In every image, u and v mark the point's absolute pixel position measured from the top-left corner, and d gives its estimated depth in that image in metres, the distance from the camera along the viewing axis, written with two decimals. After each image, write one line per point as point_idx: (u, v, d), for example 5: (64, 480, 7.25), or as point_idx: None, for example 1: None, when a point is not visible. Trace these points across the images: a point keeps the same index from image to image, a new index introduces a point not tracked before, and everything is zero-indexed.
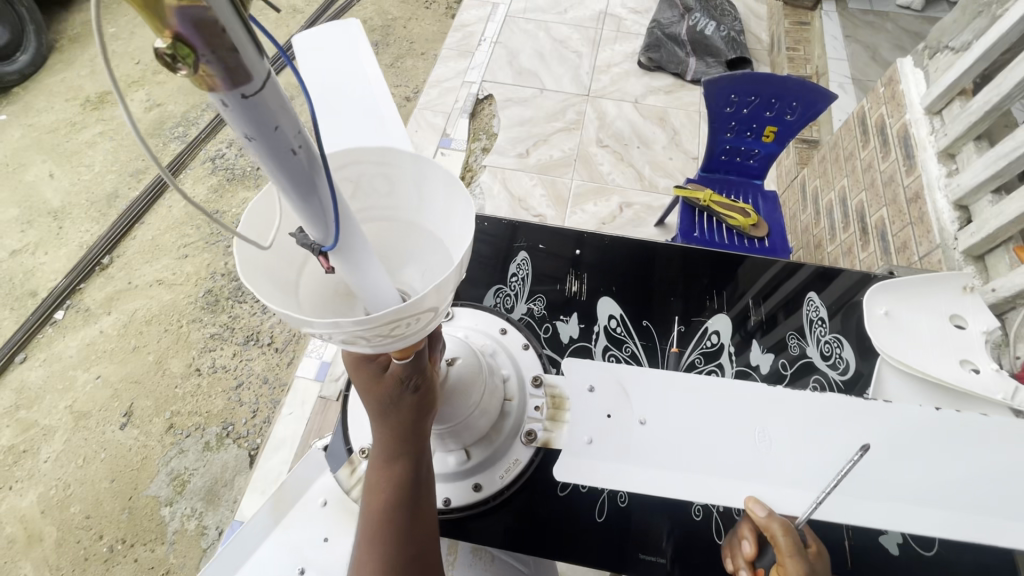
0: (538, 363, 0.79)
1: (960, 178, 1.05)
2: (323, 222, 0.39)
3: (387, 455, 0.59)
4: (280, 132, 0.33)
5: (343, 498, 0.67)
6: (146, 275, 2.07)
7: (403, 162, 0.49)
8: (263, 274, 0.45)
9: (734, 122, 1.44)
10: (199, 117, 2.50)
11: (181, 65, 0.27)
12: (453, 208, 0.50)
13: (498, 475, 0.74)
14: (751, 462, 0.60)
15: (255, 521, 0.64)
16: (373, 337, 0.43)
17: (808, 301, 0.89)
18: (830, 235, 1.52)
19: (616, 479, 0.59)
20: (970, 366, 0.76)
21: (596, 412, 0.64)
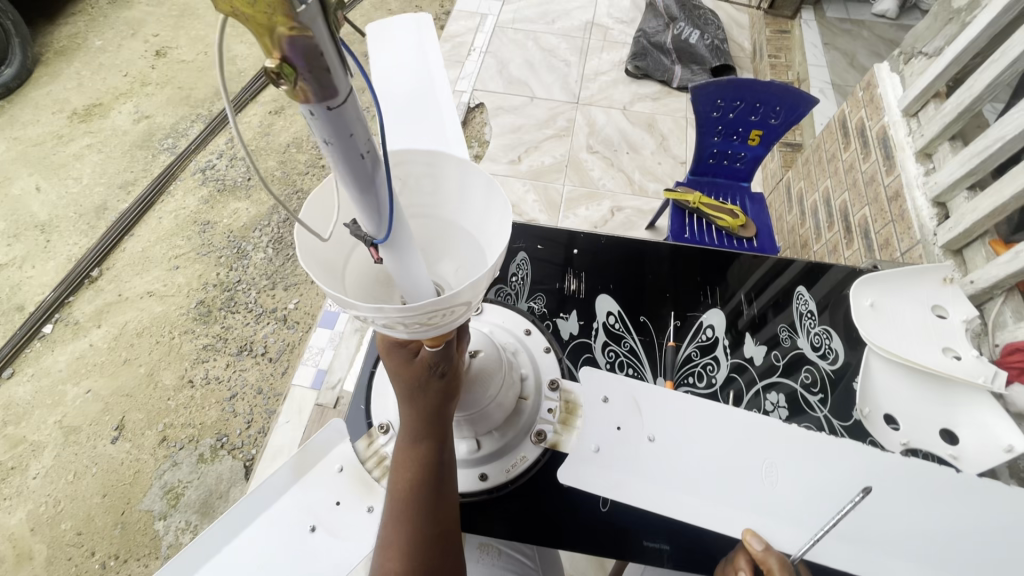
0: (557, 367, 0.79)
1: (937, 176, 1.10)
2: (376, 216, 0.42)
3: (412, 437, 0.61)
4: (354, 140, 0.36)
5: (359, 468, 0.72)
6: (137, 287, 2.06)
7: (448, 167, 0.52)
8: (318, 256, 0.48)
9: (721, 126, 1.49)
10: (190, 128, 2.50)
11: (283, 79, 0.30)
12: (491, 215, 0.53)
13: (507, 468, 0.73)
14: (750, 483, 0.63)
15: (277, 477, 0.67)
16: (409, 323, 0.45)
17: (797, 296, 0.92)
18: (816, 235, 1.57)
19: (616, 489, 0.61)
20: (951, 353, 0.80)
21: (608, 423, 0.66)
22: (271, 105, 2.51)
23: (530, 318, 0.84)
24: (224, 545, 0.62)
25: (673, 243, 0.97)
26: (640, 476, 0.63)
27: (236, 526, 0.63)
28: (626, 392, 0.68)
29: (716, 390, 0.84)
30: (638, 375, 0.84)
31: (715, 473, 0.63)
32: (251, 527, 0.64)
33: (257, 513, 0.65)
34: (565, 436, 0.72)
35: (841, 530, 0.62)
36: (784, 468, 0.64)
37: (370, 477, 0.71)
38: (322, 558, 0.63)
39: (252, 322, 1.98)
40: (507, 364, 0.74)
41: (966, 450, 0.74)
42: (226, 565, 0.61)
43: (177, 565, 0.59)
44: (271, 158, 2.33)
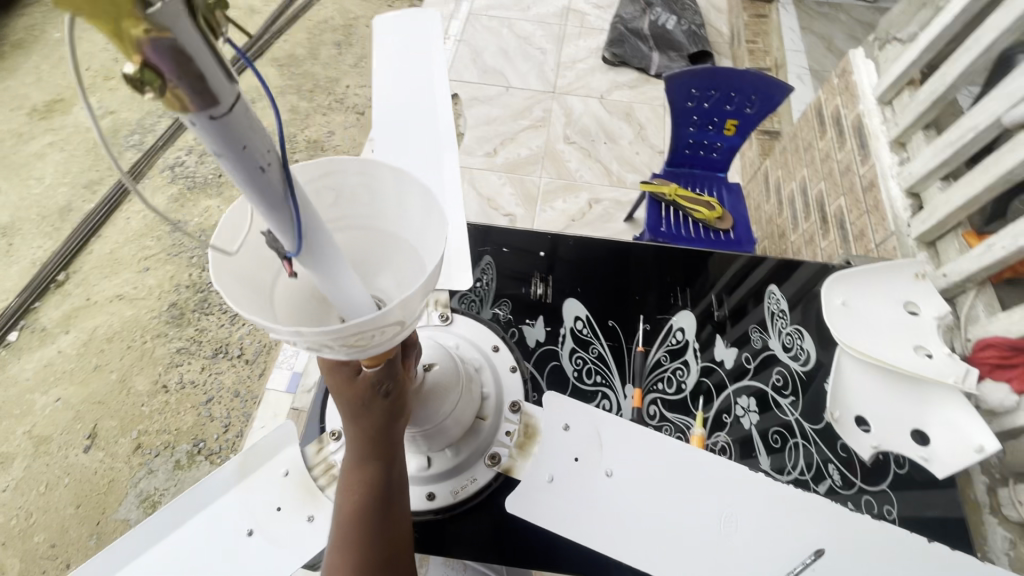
0: (521, 387, 0.75)
1: (912, 166, 1.08)
2: (290, 232, 0.37)
3: (358, 456, 0.56)
4: (249, 151, 0.31)
5: (304, 474, 0.63)
6: (105, 291, 1.99)
7: (384, 177, 0.47)
8: (236, 274, 0.43)
9: (696, 116, 1.46)
10: (157, 124, 2.41)
11: (149, 88, 0.26)
12: (429, 228, 0.48)
13: (457, 488, 0.69)
14: (706, 534, 0.58)
15: (213, 477, 0.59)
16: (331, 345, 0.40)
17: (769, 294, 0.89)
18: (793, 226, 1.55)
19: (565, 522, 0.59)
20: (923, 351, 0.78)
21: (564, 453, 0.63)
22: None
23: (500, 332, 0.80)
24: (142, 550, 0.55)
25: (651, 243, 0.93)
26: (589, 513, 0.59)
27: (166, 528, 0.56)
28: (589, 421, 0.64)
29: (686, 396, 0.81)
30: (606, 383, 0.81)
31: (673, 516, 0.59)
32: (175, 531, 0.56)
33: (184, 517, 0.57)
34: (520, 462, 0.67)
35: None
36: (747, 516, 0.59)
37: (314, 485, 0.63)
38: (250, 570, 0.56)
39: (226, 324, 1.92)
40: (466, 379, 0.70)
41: (936, 451, 0.73)
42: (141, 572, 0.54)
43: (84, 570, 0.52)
44: None
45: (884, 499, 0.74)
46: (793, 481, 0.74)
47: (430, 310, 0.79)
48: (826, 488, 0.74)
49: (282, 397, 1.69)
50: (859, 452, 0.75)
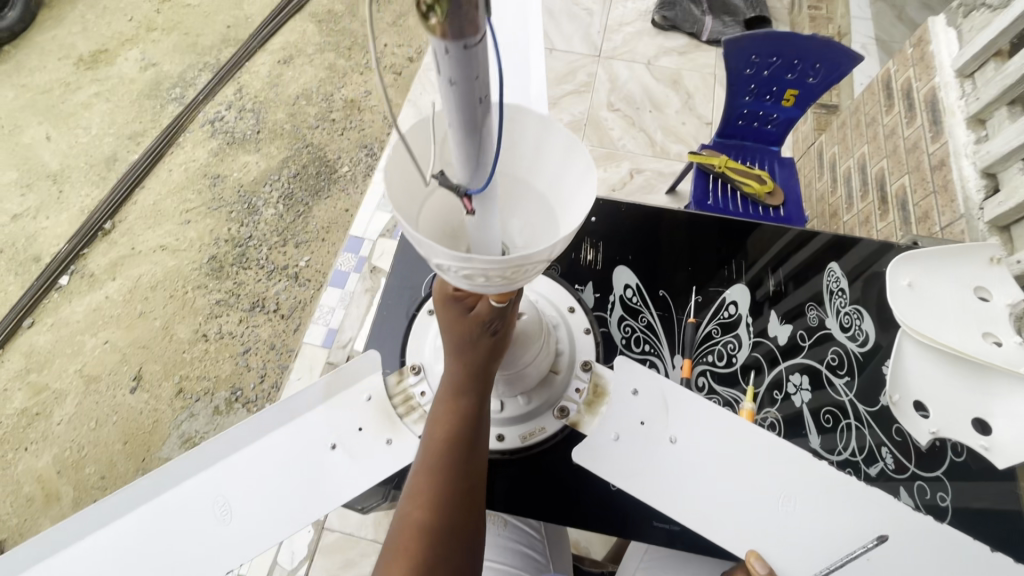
0: (593, 349, 0.71)
1: (990, 145, 1.02)
2: (478, 164, 0.35)
3: (456, 387, 0.57)
4: (479, 83, 0.31)
5: (385, 401, 0.67)
6: (149, 241, 2.05)
7: (530, 121, 0.42)
8: (399, 193, 0.39)
9: (754, 84, 1.39)
10: (197, 77, 2.42)
11: (432, 13, 0.26)
12: (570, 179, 0.42)
13: (528, 434, 0.68)
14: (762, 509, 0.59)
15: (307, 389, 0.66)
16: (488, 277, 0.36)
17: (828, 271, 0.86)
18: (847, 204, 1.48)
19: (630, 479, 0.60)
20: (992, 338, 0.75)
21: (632, 415, 0.64)
22: (278, 54, 2.47)
23: (575, 295, 0.77)
24: (242, 446, 0.63)
25: (691, 210, 0.91)
26: (652, 473, 0.60)
27: (263, 430, 0.64)
28: (658, 389, 0.64)
29: (736, 369, 0.79)
30: (655, 353, 0.79)
31: (732, 489, 0.60)
32: (272, 433, 0.64)
33: (280, 423, 0.65)
34: (587, 417, 0.65)
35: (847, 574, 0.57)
36: (803, 498, 0.59)
37: (394, 413, 0.67)
38: (334, 478, 0.62)
39: (263, 279, 1.96)
40: (546, 329, 0.67)
41: (999, 441, 0.71)
42: (240, 465, 0.62)
43: (197, 454, 0.61)
44: (280, 111, 2.31)
45: (938, 486, 0.72)
46: (844, 461, 0.73)
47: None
48: (876, 471, 0.73)
49: (318, 351, 1.73)
50: (915, 436, 0.74)
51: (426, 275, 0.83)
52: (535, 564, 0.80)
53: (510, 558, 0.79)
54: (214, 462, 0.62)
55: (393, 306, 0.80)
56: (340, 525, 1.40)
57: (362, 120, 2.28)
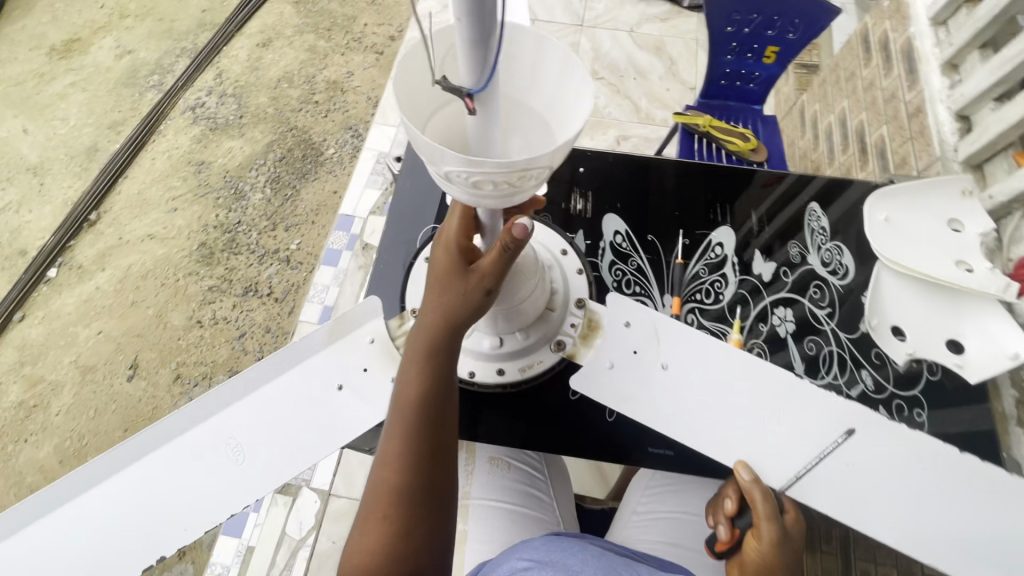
0: (586, 287, 0.74)
1: (963, 88, 1.04)
2: (487, 60, 0.34)
3: (428, 348, 0.60)
4: None
5: (388, 341, 0.69)
6: (137, 230, 2.04)
7: (529, 39, 0.41)
8: (405, 100, 0.39)
9: (735, 42, 1.40)
10: (175, 63, 2.38)
11: None
12: (566, 96, 0.41)
13: (526, 367, 0.71)
14: (749, 424, 0.64)
15: (311, 335, 0.68)
16: (495, 184, 0.37)
17: (810, 211, 0.89)
18: (829, 159, 1.52)
19: (625, 401, 0.64)
20: (964, 266, 0.78)
21: (624, 345, 0.67)
22: (257, 37, 2.43)
23: (567, 238, 0.79)
24: (250, 392, 0.65)
25: (678, 159, 0.93)
26: (645, 396, 0.64)
27: (272, 374, 0.66)
28: (649, 320, 0.68)
29: (723, 305, 0.82)
30: (645, 293, 0.82)
31: (718, 407, 0.64)
32: (277, 379, 0.66)
33: (285, 368, 0.67)
34: (583, 349, 0.68)
35: (825, 477, 0.62)
36: (787, 412, 0.64)
37: (397, 352, 0.69)
38: (341, 417, 0.65)
39: (255, 263, 1.96)
40: (540, 268, 0.69)
41: (971, 359, 0.75)
42: (251, 409, 0.65)
43: (208, 400, 0.64)
44: (262, 94, 2.29)
45: (915, 404, 0.76)
46: (827, 384, 0.77)
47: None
48: (857, 392, 0.77)
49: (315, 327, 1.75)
50: (893, 358, 0.78)
51: (420, 229, 0.85)
52: (538, 501, 0.83)
53: (512, 496, 0.81)
54: (224, 408, 0.64)
55: (390, 259, 0.82)
56: (347, 492, 1.43)
57: (346, 100, 2.26)
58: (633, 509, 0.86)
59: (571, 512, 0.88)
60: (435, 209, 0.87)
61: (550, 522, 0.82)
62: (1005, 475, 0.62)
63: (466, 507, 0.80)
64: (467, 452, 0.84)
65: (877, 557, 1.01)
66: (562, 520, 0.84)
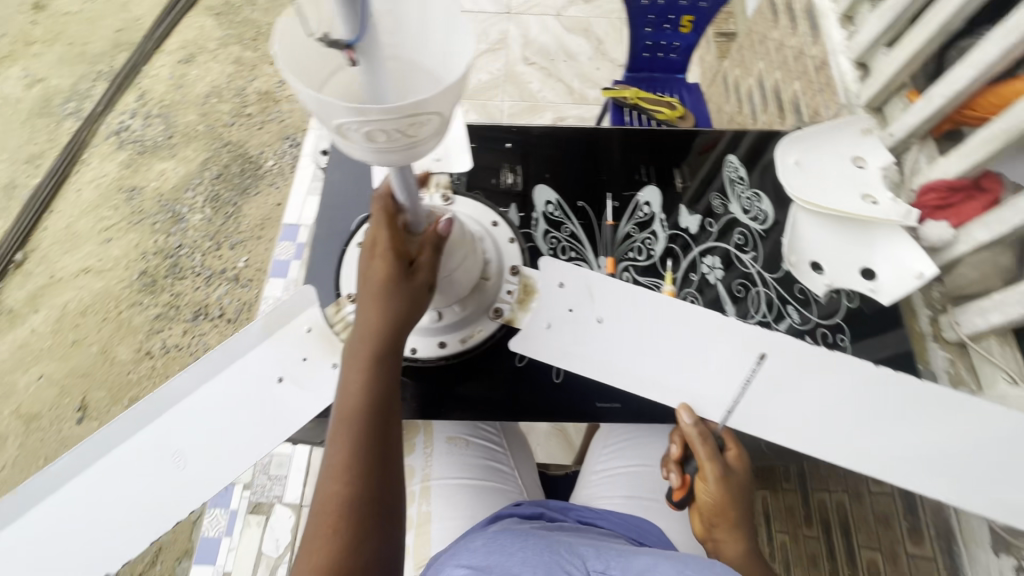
0: (519, 255, 0.76)
1: (859, 36, 1.11)
2: (357, 3, 0.34)
3: (371, 355, 0.58)
4: None
5: (326, 329, 0.69)
6: (70, 266, 1.94)
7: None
8: (293, 62, 0.38)
9: (652, 15, 1.45)
10: (92, 87, 2.27)
11: None
12: (456, 49, 0.40)
13: (465, 337, 0.73)
14: (682, 364, 0.67)
15: (245, 332, 0.67)
16: (387, 133, 0.36)
17: (728, 163, 0.93)
18: (753, 119, 1.58)
19: (564, 357, 0.66)
20: (871, 199, 0.83)
21: (559, 305, 0.69)
22: (179, 53, 2.34)
23: (497, 210, 0.80)
24: (184, 395, 0.64)
25: (623, 128, 0.95)
26: (582, 350, 0.66)
27: (208, 374, 0.65)
28: (582, 280, 0.70)
29: (655, 261, 0.86)
30: (580, 257, 0.85)
31: (652, 353, 0.67)
32: (213, 379, 0.65)
33: (220, 368, 0.65)
34: (520, 313, 0.70)
35: (759, 408, 0.66)
36: (718, 349, 0.67)
37: (335, 337, 0.69)
38: (283, 409, 0.64)
39: (202, 286, 1.88)
40: (470, 240, 0.70)
41: (883, 283, 0.80)
42: (188, 412, 0.63)
43: (141, 409, 0.62)
44: (190, 112, 2.20)
45: (838, 330, 0.81)
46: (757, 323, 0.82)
47: (430, 193, 0.79)
48: (785, 326, 0.82)
49: None
50: (815, 291, 0.83)
51: (353, 217, 0.84)
52: (500, 473, 0.84)
53: (472, 473, 0.82)
54: (160, 415, 0.63)
55: (325, 251, 0.81)
56: None
57: (280, 110, 2.20)
58: (591, 469, 0.89)
59: (535, 480, 0.89)
60: (366, 197, 0.86)
61: (513, 492, 0.83)
62: (918, 382, 0.67)
63: (428, 490, 0.80)
64: (424, 434, 0.86)
65: (829, 484, 1.05)
66: (525, 489, 0.85)
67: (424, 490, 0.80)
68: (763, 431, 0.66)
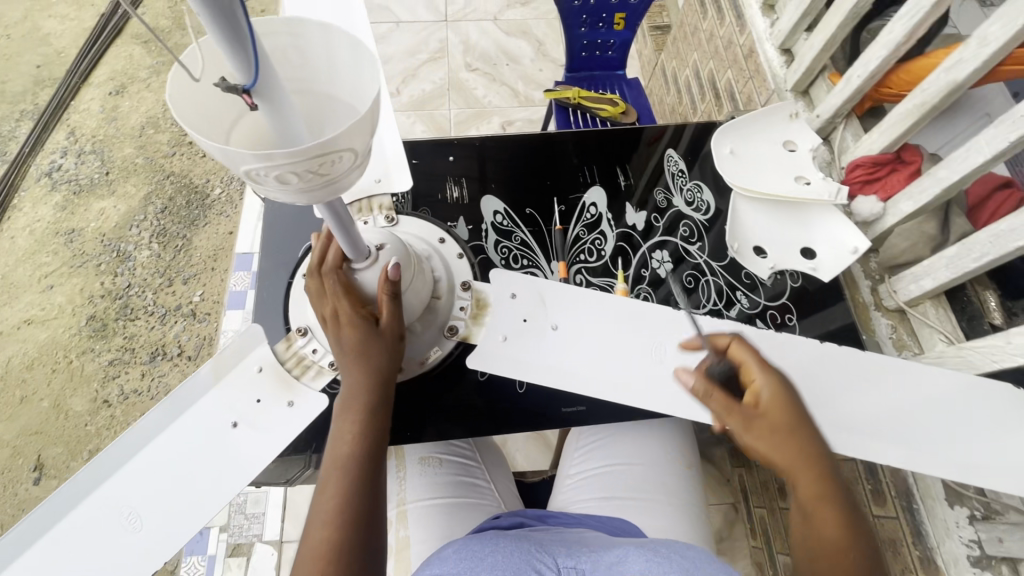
0: (469, 270, 0.76)
1: (780, 24, 1.15)
2: (248, 49, 0.33)
3: (363, 404, 0.58)
4: None
5: (277, 367, 0.68)
6: (10, 318, 1.83)
7: (311, 28, 0.39)
8: (191, 113, 0.37)
9: (585, 15, 1.47)
10: (16, 128, 2.15)
11: None
12: (365, 84, 0.40)
13: (423, 358, 0.72)
14: (640, 362, 0.68)
15: (191, 381, 0.65)
16: (298, 174, 0.35)
17: (668, 157, 0.95)
18: (693, 109, 1.63)
19: (522, 368, 0.66)
20: (803, 181, 0.87)
21: (513, 316, 0.69)
22: (108, 85, 2.24)
23: (444, 227, 0.81)
24: (133, 454, 0.61)
25: (575, 130, 0.96)
26: (540, 359, 0.67)
27: (155, 429, 0.62)
28: (533, 288, 0.71)
29: (606, 260, 0.88)
30: (533, 264, 0.86)
31: (608, 354, 0.68)
32: (161, 434, 0.62)
33: (168, 421, 0.63)
34: (475, 329, 0.70)
35: None
36: (672, 344, 0.69)
37: (289, 376, 0.67)
38: (239, 455, 0.62)
39: (157, 325, 1.81)
40: (416, 261, 0.70)
41: (823, 261, 0.83)
42: (139, 470, 0.60)
43: (85, 474, 0.59)
44: (126, 145, 2.11)
45: (786, 311, 0.84)
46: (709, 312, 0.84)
47: (373, 214, 0.77)
48: (736, 312, 0.84)
49: None
50: (760, 275, 0.86)
51: (299, 246, 0.82)
52: (475, 488, 0.84)
53: (446, 491, 0.82)
54: (109, 478, 0.60)
55: (272, 284, 0.79)
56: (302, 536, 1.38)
57: None
58: (566, 474, 0.90)
59: (512, 489, 0.90)
60: (310, 225, 0.85)
61: (491, 505, 0.83)
62: (846, 351, 0.72)
63: (405, 514, 0.80)
64: (396, 458, 0.85)
65: None
66: (503, 500, 0.86)
67: (400, 515, 0.80)
68: None
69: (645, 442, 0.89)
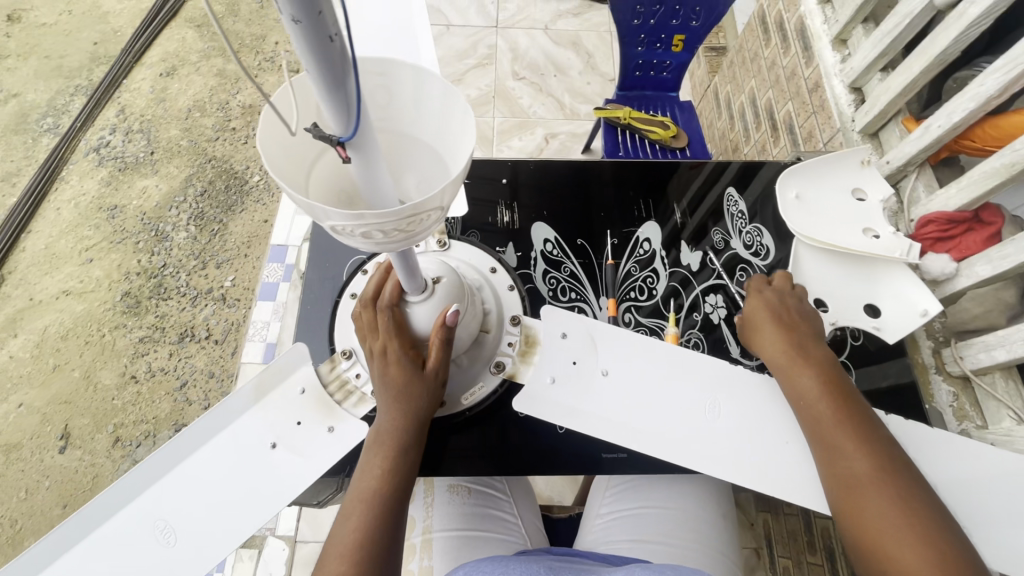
0: (519, 304, 0.75)
1: (853, 61, 1.09)
2: (351, 102, 0.32)
3: (393, 442, 0.58)
4: (323, 17, 0.27)
5: (320, 390, 0.67)
6: (49, 288, 1.88)
7: (403, 71, 0.38)
8: (277, 155, 0.36)
9: (643, 34, 1.43)
10: (70, 102, 2.20)
11: None
12: (454, 133, 0.39)
13: (470, 393, 0.71)
14: (692, 416, 0.65)
15: (234, 396, 0.64)
16: (383, 232, 0.34)
17: (727, 197, 0.92)
18: (746, 137, 1.58)
19: (572, 415, 0.64)
20: (871, 233, 0.83)
21: (563, 358, 0.67)
22: (160, 66, 2.28)
23: (496, 255, 0.80)
24: (174, 464, 0.60)
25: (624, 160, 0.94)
26: (589, 406, 0.64)
27: (196, 441, 0.62)
28: (584, 330, 0.69)
29: (657, 300, 0.84)
30: (581, 298, 0.83)
31: (661, 407, 0.65)
32: (203, 446, 0.62)
33: (208, 435, 0.62)
34: (522, 367, 0.69)
35: (775, 464, 0.63)
36: (725, 402, 0.66)
37: (331, 400, 0.67)
38: (275, 477, 0.61)
39: (188, 306, 1.83)
40: (469, 291, 0.68)
41: (887, 320, 0.79)
42: (179, 481, 0.60)
43: (124, 482, 0.59)
44: (172, 127, 2.15)
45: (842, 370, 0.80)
46: (761, 364, 0.79)
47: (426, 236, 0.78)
48: None
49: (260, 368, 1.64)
50: None
51: (347, 261, 0.82)
52: (501, 522, 0.82)
53: (472, 523, 0.80)
54: (147, 487, 0.59)
55: (318, 300, 0.78)
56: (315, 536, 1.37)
57: None
58: (596, 513, 0.88)
59: (537, 524, 0.87)
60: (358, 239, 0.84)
61: (518, 542, 0.81)
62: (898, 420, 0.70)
63: (429, 543, 0.78)
64: (426, 484, 0.83)
65: None
66: (529, 536, 0.83)
67: (425, 543, 0.77)
68: (788, 494, 0.62)
69: (679, 492, 0.85)
